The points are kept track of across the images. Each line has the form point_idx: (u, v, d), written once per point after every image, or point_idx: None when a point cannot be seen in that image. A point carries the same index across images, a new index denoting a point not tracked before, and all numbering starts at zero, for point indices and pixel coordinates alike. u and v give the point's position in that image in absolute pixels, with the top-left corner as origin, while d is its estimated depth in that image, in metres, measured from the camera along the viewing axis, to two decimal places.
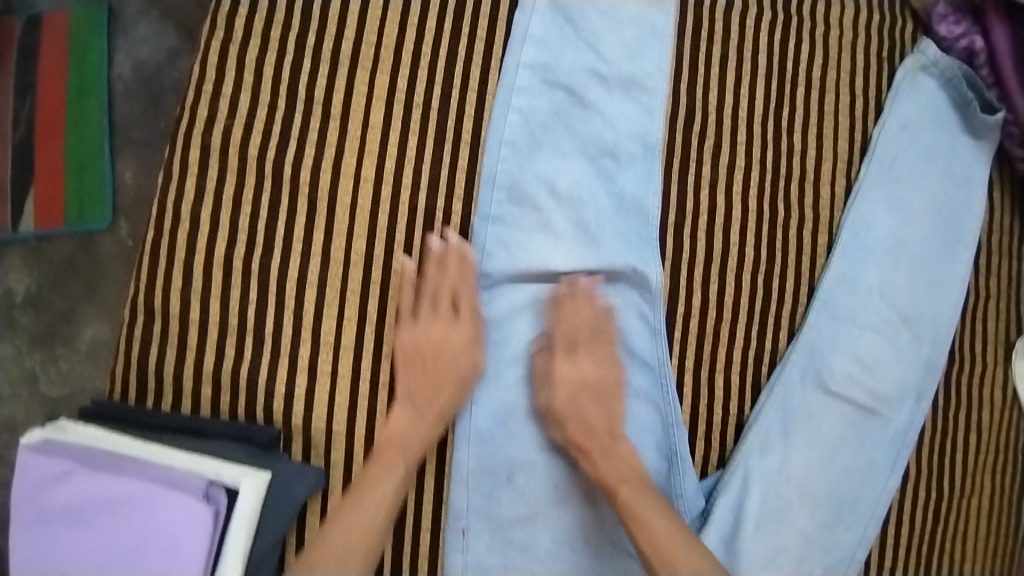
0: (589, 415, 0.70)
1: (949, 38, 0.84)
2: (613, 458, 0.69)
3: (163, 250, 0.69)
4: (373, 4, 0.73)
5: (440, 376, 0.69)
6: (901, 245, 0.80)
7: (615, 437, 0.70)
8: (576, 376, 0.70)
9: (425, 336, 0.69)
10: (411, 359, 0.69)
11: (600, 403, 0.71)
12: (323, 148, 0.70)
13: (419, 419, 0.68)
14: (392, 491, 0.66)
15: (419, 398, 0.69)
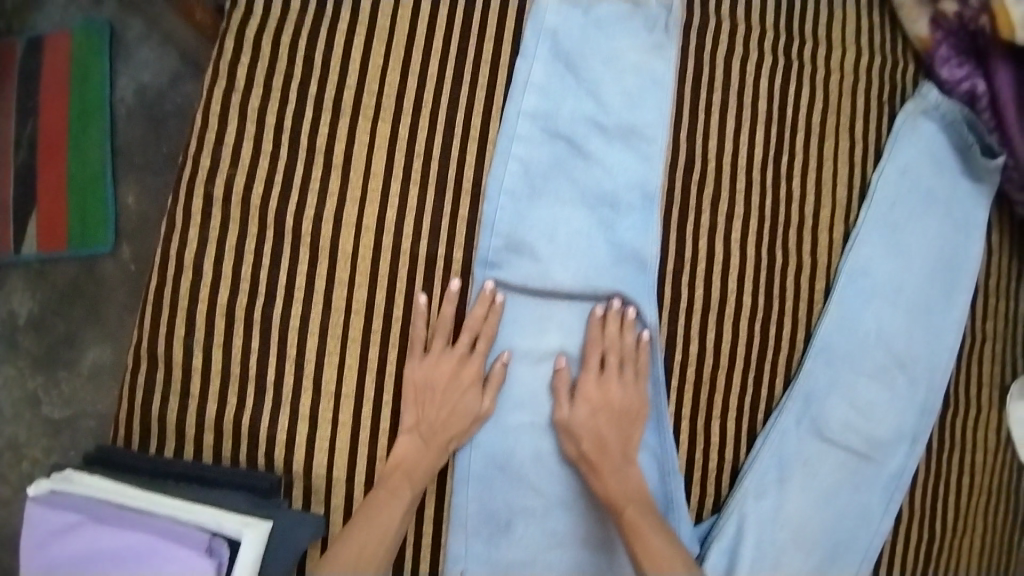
0: (608, 437, 0.70)
1: (951, 81, 0.84)
2: (623, 476, 0.69)
3: (166, 298, 0.70)
4: (375, 51, 0.73)
5: (453, 412, 0.69)
6: (897, 291, 0.81)
7: (628, 458, 0.71)
8: (605, 395, 0.71)
9: (435, 371, 0.69)
10: (421, 392, 0.70)
11: (620, 427, 0.71)
12: (325, 198, 0.71)
13: (427, 448, 0.69)
14: (399, 513, 0.66)
15: (416, 418, 0.70)
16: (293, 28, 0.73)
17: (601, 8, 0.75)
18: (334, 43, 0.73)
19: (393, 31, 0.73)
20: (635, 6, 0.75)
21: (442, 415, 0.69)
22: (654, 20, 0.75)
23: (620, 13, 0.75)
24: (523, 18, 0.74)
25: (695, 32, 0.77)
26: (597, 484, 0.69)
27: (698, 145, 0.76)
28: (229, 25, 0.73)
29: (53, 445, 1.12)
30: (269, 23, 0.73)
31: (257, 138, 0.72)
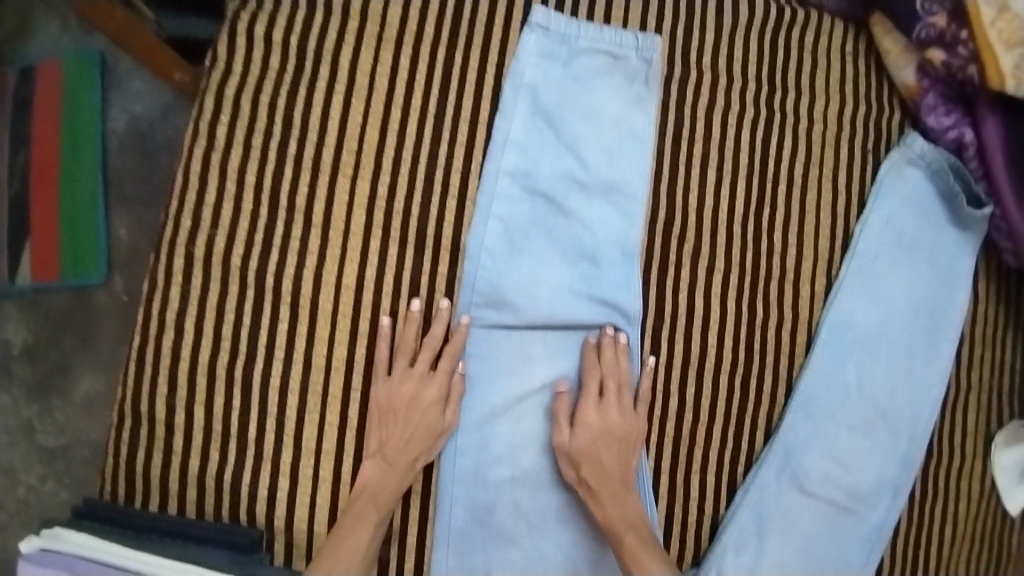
0: (607, 464, 0.70)
1: (937, 130, 0.84)
2: (622, 505, 0.70)
3: (151, 354, 0.71)
4: (355, 108, 0.73)
5: (417, 431, 0.70)
6: (880, 342, 0.81)
7: (626, 485, 0.71)
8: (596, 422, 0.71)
9: (396, 392, 0.70)
10: (384, 414, 0.70)
11: (619, 451, 0.71)
12: (305, 257, 0.71)
13: (392, 466, 0.69)
14: (368, 534, 0.67)
15: (389, 441, 0.70)
16: (272, 86, 0.73)
17: (580, 63, 0.76)
18: (314, 101, 0.73)
19: (373, 88, 0.73)
20: (615, 60, 0.76)
21: (406, 435, 0.70)
22: (634, 74, 0.76)
23: (599, 68, 0.76)
24: (503, 73, 0.75)
25: (675, 86, 0.77)
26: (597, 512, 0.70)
27: (679, 199, 0.76)
28: (210, 83, 0.73)
29: (46, 474, 1.13)
30: (251, 80, 0.73)
31: (238, 196, 0.72)
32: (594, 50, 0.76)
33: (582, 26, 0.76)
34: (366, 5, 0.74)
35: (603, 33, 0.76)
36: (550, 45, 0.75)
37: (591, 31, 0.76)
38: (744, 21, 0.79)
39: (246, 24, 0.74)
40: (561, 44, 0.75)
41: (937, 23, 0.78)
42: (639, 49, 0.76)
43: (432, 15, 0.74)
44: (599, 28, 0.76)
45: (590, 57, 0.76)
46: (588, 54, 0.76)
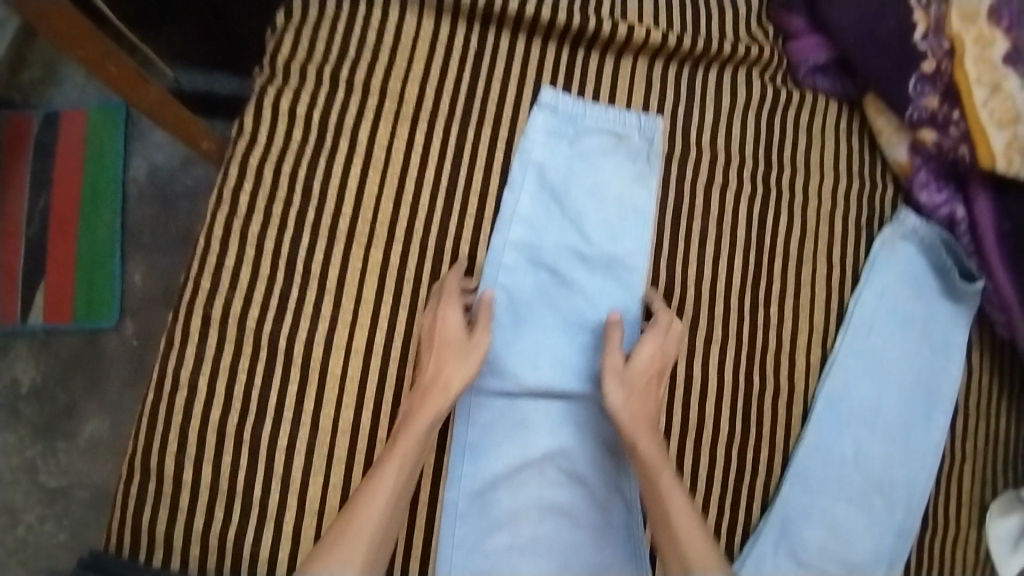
0: (647, 404, 0.72)
1: (929, 206, 0.86)
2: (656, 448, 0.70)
3: (162, 412, 0.73)
4: (371, 180, 0.76)
5: (440, 360, 0.71)
6: (876, 414, 0.83)
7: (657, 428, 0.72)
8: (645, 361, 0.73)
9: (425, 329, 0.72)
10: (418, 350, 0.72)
11: (652, 392, 0.73)
12: (317, 323, 0.74)
13: (420, 406, 0.69)
14: (390, 484, 0.66)
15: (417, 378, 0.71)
16: (294, 156, 0.76)
17: (585, 141, 0.80)
18: (332, 173, 0.76)
19: (389, 160, 0.76)
20: (618, 138, 0.80)
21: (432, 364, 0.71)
22: (637, 152, 0.80)
23: (603, 146, 0.80)
24: (512, 152, 0.78)
25: (676, 165, 0.80)
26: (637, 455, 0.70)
27: (679, 274, 0.78)
28: (234, 153, 0.76)
29: (46, 514, 1.13)
30: (273, 152, 0.76)
31: (256, 261, 0.74)
32: (599, 129, 0.80)
33: (587, 107, 0.80)
34: (385, 82, 0.78)
35: (607, 114, 0.80)
36: (557, 124, 0.79)
37: (596, 112, 0.80)
38: (741, 102, 0.84)
39: (271, 97, 0.77)
40: (568, 123, 0.79)
41: (929, 105, 0.81)
42: (642, 128, 0.80)
43: (446, 93, 0.78)
44: (604, 109, 0.80)
45: (596, 136, 0.80)
46: (593, 133, 0.80)
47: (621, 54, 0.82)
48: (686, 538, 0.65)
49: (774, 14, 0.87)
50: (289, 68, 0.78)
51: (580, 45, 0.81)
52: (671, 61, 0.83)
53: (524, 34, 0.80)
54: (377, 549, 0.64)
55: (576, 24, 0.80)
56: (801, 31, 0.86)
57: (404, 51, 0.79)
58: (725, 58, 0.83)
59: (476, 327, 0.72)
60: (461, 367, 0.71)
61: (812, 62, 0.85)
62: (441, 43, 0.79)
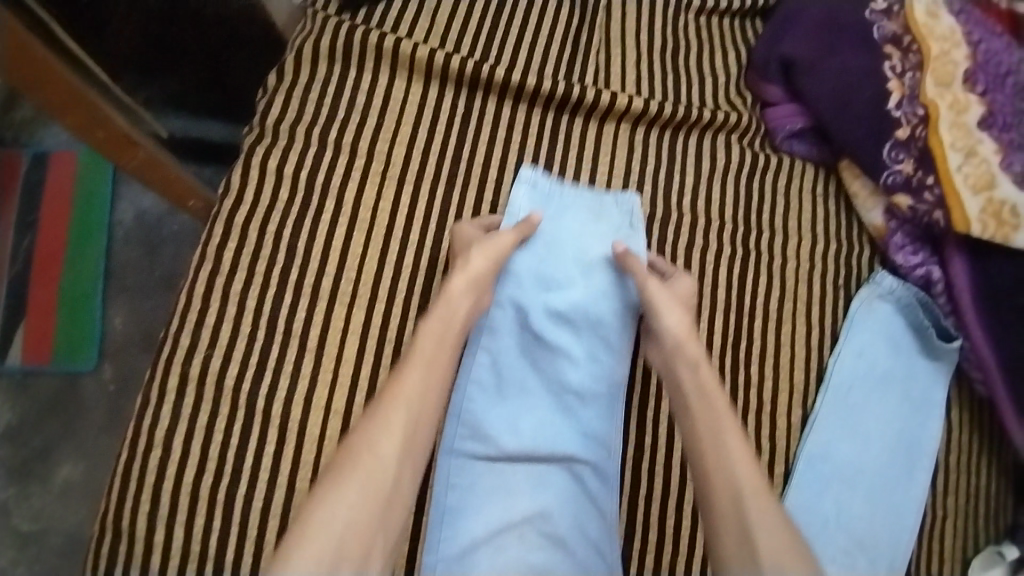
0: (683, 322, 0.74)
1: (905, 267, 0.87)
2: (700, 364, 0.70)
3: (137, 470, 0.72)
4: (354, 245, 0.79)
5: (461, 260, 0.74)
6: (858, 473, 0.83)
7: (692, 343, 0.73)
8: (678, 293, 0.75)
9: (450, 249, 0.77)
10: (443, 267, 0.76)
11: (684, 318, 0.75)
12: (296, 382, 0.75)
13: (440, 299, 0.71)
14: (413, 388, 0.65)
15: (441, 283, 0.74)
16: (279, 216, 0.79)
17: (567, 213, 0.81)
18: (317, 233, 0.79)
19: (374, 221, 0.80)
20: (599, 213, 0.81)
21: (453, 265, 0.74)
22: (617, 224, 0.81)
23: (584, 218, 0.81)
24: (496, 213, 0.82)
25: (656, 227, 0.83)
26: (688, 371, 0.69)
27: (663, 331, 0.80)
28: (220, 211, 0.79)
29: (17, 559, 1.08)
30: (257, 213, 0.79)
31: (237, 319, 0.76)
32: (578, 204, 0.82)
33: (565, 186, 0.82)
34: (372, 145, 0.82)
35: (584, 191, 0.82)
36: (537, 199, 0.82)
37: (574, 190, 0.82)
38: (720, 166, 0.87)
39: (259, 157, 0.80)
40: (546, 198, 0.82)
41: (905, 169, 0.83)
42: (619, 202, 0.82)
43: (433, 156, 0.83)
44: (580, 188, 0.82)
45: (575, 209, 0.82)
46: (574, 207, 0.82)
47: (604, 120, 0.86)
48: (739, 462, 0.62)
49: (752, 82, 0.92)
50: (278, 129, 0.82)
51: (565, 111, 0.86)
52: (653, 127, 0.87)
53: (510, 100, 0.85)
54: (400, 466, 0.61)
55: (560, 91, 0.85)
56: (779, 98, 0.89)
57: (393, 116, 0.83)
58: (704, 124, 0.87)
59: (499, 232, 0.76)
60: (472, 253, 0.73)
61: (789, 128, 0.88)
62: (430, 106, 0.84)
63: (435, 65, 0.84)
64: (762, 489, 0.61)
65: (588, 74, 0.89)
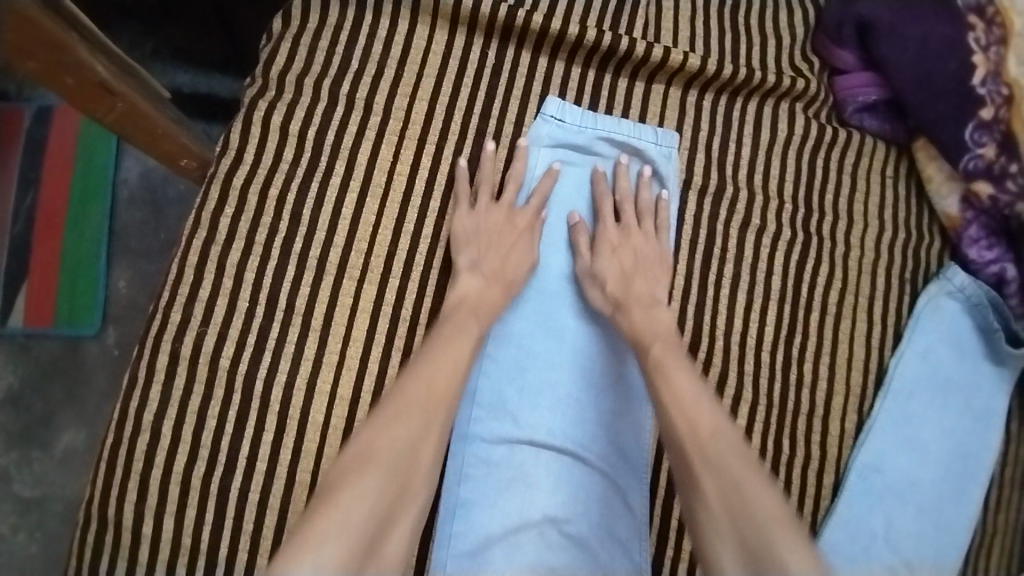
0: (633, 278, 0.72)
1: (978, 263, 0.79)
2: (627, 279, 0.72)
3: (125, 453, 0.67)
4: (366, 211, 0.72)
5: (504, 258, 0.72)
6: (911, 487, 0.75)
7: (655, 300, 0.72)
8: (609, 256, 0.74)
9: (487, 219, 0.73)
10: (484, 237, 0.72)
11: (646, 276, 0.73)
12: (300, 362, 0.69)
13: (487, 204, 0.74)
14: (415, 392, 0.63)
15: (485, 267, 0.71)
16: (282, 180, 0.72)
17: (596, 152, 0.78)
18: (324, 199, 0.72)
19: (389, 187, 0.73)
20: (632, 151, 0.77)
21: (494, 257, 0.72)
22: (652, 167, 0.77)
23: (616, 157, 0.78)
24: (512, 169, 0.75)
25: (694, 198, 0.77)
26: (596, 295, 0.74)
27: (722, 316, 0.75)
28: (217, 172, 0.72)
29: (17, 525, 1.05)
30: (259, 178, 0.72)
31: (233, 294, 0.70)
32: (612, 140, 0.77)
33: (598, 119, 0.77)
34: (389, 99, 0.75)
35: (621, 125, 0.77)
36: (564, 136, 0.77)
37: (608, 124, 0.77)
38: (773, 141, 0.79)
39: (261, 112, 0.73)
40: (576, 134, 0.77)
41: (986, 154, 0.75)
42: (658, 143, 0.77)
43: (458, 112, 0.76)
44: (618, 120, 0.77)
45: (607, 146, 0.78)
46: (605, 143, 0.78)
47: (652, 79, 0.79)
48: (655, 352, 0.67)
49: (820, 45, 0.82)
50: (284, 80, 0.74)
51: (609, 67, 0.79)
52: (708, 90, 0.79)
53: (548, 52, 0.78)
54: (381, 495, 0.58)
55: (606, 43, 0.77)
56: (851, 65, 0.80)
57: (414, 67, 0.76)
58: (767, 89, 0.79)
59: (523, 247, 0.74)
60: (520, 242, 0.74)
61: (860, 101, 0.80)
62: (456, 57, 0.77)
63: (462, 11, 0.76)
64: (676, 362, 0.66)
65: (636, 27, 0.80)
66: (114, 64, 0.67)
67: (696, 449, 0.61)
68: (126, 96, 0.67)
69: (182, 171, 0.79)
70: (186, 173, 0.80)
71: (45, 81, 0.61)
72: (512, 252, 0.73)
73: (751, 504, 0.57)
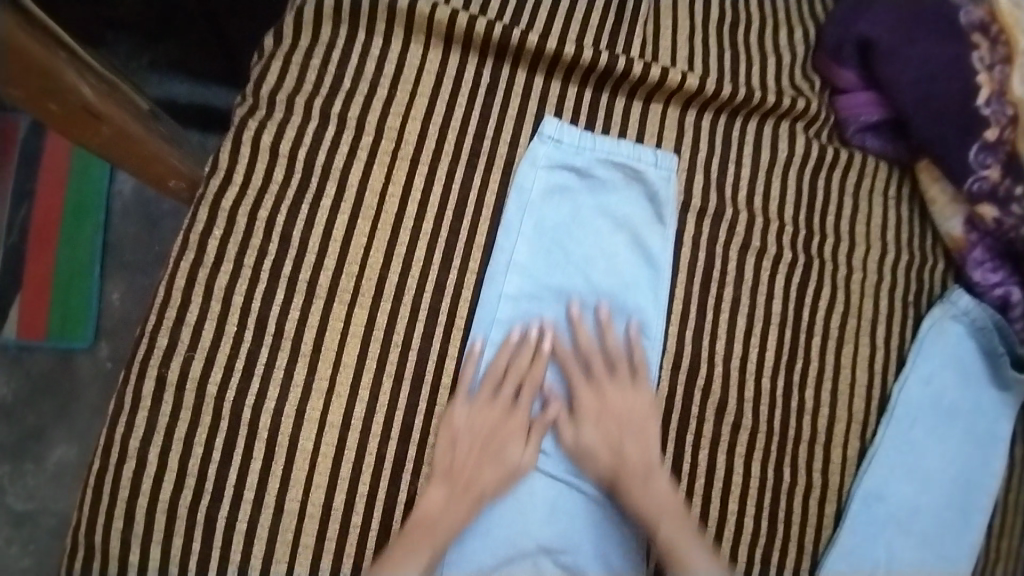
0: (622, 448, 0.69)
1: (982, 285, 0.77)
2: (618, 451, 0.69)
3: (110, 482, 0.65)
4: (358, 233, 0.71)
5: (503, 445, 0.69)
6: (914, 515, 0.74)
7: (651, 467, 0.69)
8: (591, 437, 0.70)
9: (481, 417, 0.69)
10: (479, 443, 0.69)
11: (628, 432, 0.70)
12: (289, 388, 0.68)
13: (480, 398, 0.70)
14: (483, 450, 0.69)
15: (486, 424, 0.69)
16: (271, 202, 0.71)
17: (595, 175, 0.76)
18: (315, 220, 0.71)
19: (381, 208, 0.72)
20: (632, 173, 0.76)
21: (487, 445, 0.69)
22: (653, 190, 0.75)
23: (615, 180, 0.76)
24: (507, 189, 0.74)
25: (693, 220, 0.75)
26: (586, 467, 0.70)
27: (720, 340, 0.73)
28: (205, 193, 0.70)
29: (11, 538, 1.04)
30: (248, 198, 0.71)
31: (221, 318, 0.68)
32: (611, 162, 0.76)
33: (596, 140, 0.76)
34: (382, 118, 0.74)
35: (620, 147, 0.76)
36: (562, 157, 0.75)
37: (607, 145, 0.76)
38: (773, 161, 0.78)
39: (251, 132, 0.72)
40: (574, 155, 0.75)
41: (991, 176, 0.74)
42: (657, 165, 0.76)
43: (452, 130, 0.74)
44: (616, 142, 0.76)
45: (606, 169, 0.76)
46: (603, 165, 0.76)
47: (650, 98, 0.78)
48: (664, 523, 0.66)
49: (822, 64, 0.80)
50: (274, 99, 0.73)
51: (606, 86, 0.77)
52: (708, 109, 0.78)
53: (544, 70, 0.77)
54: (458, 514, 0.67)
55: (602, 63, 0.75)
56: (852, 84, 0.79)
57: (407, 85, 0.75)
58: (767, 109, 0.78)
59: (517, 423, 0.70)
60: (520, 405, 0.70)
61: (863, 120, 0.78)
62: (451, 75, 0.76)
63: (456, 29, 0.75)
64: (681, 520, 0.67)
65: (634, 45, 0.79)
66: (100, 86, 0.66)
67: None
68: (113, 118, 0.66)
69: (171, 191, 0.78)
70: (175, 195, 0.78)
71: (30, 107, 0.59)
72: (510, 450, 0.69)
73: None
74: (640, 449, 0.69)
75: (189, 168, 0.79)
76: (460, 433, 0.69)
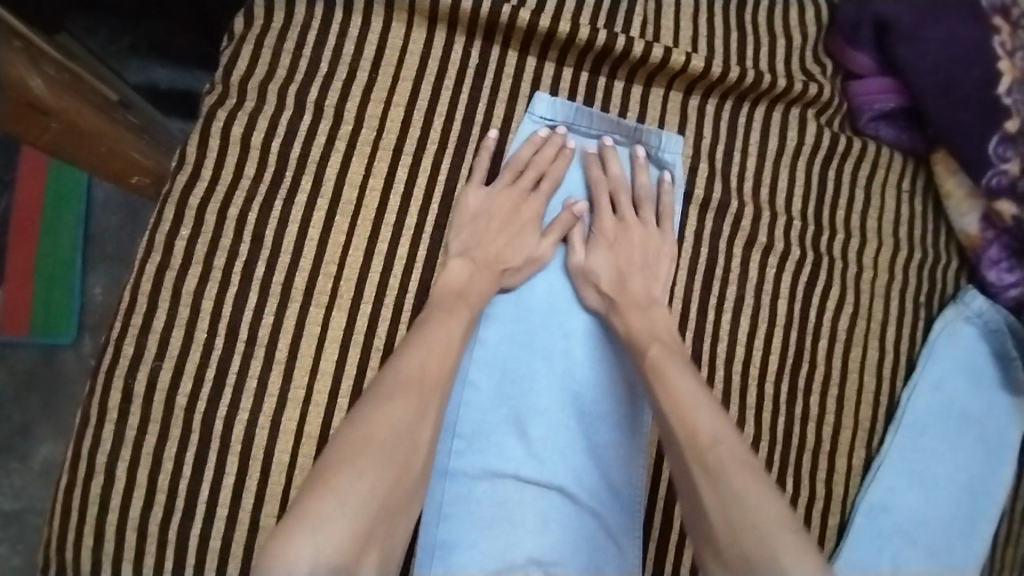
0: (628, 278, 0.69)
1: (998, 286, 0.74)
2: (625, 284, 0.68)
3: (77, 500, 0.63)
4: (337, 230, 0.68)
5: (512, 242, 0.69)
6: (922, 525, 0.70)
7: (653, 298, 0.68)
8: (598, 260, 0.70)
9: (496, 204, 0.69)
10: (488, 223, 0.69)
11: (640, 267, 0.69)
12: (263, 398, 0.65)
13: (497, 189, 0.70)
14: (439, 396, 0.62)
15: (500, 213, 0.69)
16: (243, 199, 0.67)
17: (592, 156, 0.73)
18: (290, 217, 0.67)
19: (361, 205, 0.68)
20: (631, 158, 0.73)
21: (499, 242, 0.69)
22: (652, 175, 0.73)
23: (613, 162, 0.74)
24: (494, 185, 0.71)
25: (695, 213, 0.72)
26: (591, 291, 0.70)
27: (721, 342, 0.70)
28: (171, 190, 0.67)
29: None
30: (219, 194, 0.67)
31: (190, 323, 0.65)
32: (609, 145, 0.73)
33: (596, 120, 0.72)
34: (362, 107, 0.69)
35: (620, 128, 0.73)
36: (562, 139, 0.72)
37: (606, 125, 0.73)
38: (779, 151, 0.74)
39: (221, 124, 0.68)
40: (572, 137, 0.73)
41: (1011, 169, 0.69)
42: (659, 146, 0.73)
43: (438, 118, 0.70)
44: (616, 120, 0.72)
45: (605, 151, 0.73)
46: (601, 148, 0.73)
47: (652, 80, 0.73)
48: (653, 344, 0.65)
49: (835, 46, 0.75)
50: (246, 88, 0.69)
51: (604, 68, 0.73)
52: (713, 93, 0.74)
53: (536, 53, 0.72)
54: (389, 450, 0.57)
55: (601, 43, 0.71)
56: (867, 69, 0.74)
57: (389, 70, 0.70)
58: (777, 94, 0.73)
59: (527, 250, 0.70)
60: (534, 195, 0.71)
61: (877, 108, 0.74)
62: (436, 59, 0.71)
63: (442, 8, 0.70)
64: (676, 356, 0.64)
65: (634, 26, 0.74)
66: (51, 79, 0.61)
67: (693, 449, 0.58)
68: (62, 115, 0.62)
69: (135, 188, 0.74)
70: (138, 190, 0.75)
71: None
72: (518, 237, 0.69)
73: (739, 501, 0.55)
74: (648, 286, 0.69)
75: (152, 162, 0.75)
76: (479, 212, 0.69)
